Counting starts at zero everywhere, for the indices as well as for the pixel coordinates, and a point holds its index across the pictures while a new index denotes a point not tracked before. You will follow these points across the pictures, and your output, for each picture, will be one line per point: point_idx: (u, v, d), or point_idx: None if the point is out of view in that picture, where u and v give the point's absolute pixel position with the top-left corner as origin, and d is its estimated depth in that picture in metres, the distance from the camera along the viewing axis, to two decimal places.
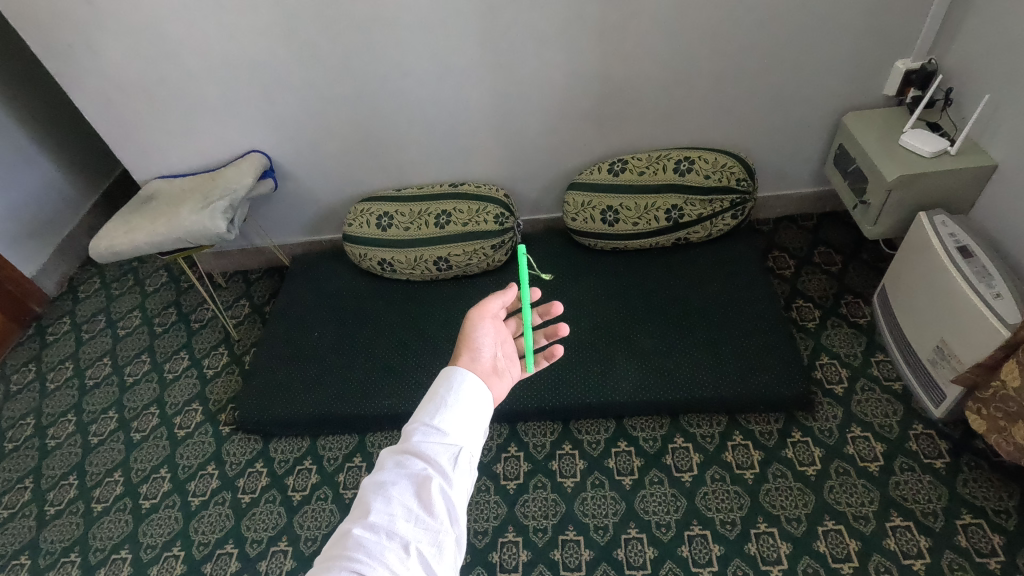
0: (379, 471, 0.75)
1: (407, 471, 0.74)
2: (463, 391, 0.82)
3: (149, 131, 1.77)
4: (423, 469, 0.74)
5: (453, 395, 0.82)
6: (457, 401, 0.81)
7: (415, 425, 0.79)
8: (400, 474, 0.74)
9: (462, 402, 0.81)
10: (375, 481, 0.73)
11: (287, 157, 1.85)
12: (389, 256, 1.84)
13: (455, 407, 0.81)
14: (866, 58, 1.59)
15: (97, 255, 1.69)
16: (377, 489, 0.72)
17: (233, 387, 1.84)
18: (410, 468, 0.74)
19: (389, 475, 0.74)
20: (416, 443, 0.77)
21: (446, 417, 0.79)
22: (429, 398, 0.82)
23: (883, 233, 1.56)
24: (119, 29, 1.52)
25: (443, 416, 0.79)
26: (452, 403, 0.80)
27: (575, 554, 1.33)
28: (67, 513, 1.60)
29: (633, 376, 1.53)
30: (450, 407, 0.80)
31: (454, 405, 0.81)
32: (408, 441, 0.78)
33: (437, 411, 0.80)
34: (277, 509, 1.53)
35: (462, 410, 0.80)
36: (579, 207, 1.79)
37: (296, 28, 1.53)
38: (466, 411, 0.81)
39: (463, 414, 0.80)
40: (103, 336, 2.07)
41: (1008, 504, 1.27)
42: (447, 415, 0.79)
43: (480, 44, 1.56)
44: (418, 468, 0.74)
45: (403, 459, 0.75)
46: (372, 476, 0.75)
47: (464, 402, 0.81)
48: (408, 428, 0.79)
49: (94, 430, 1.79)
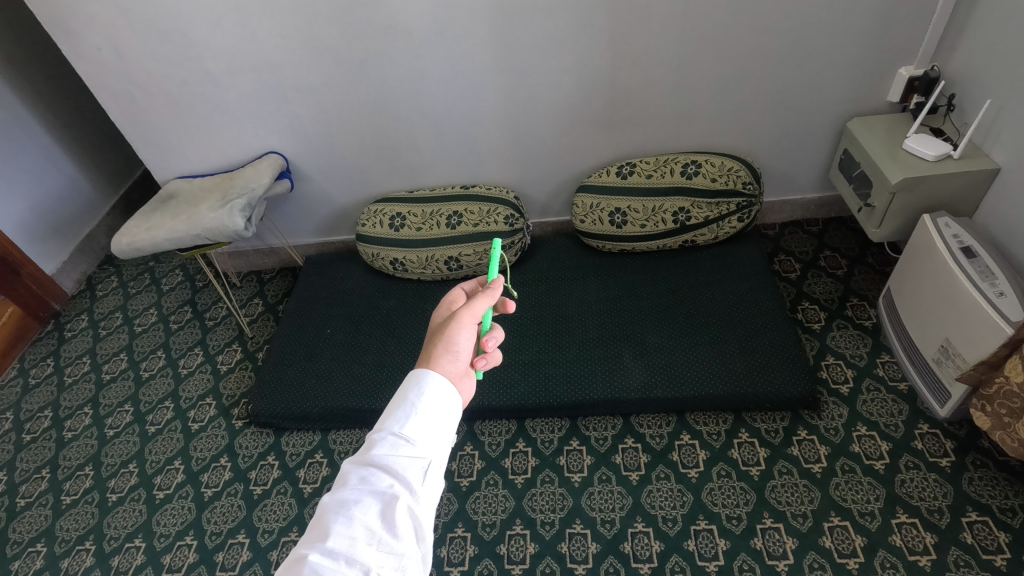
0: (340, 488, 0.72)
1: (369, 489, 0.71)
2: (435, 394, 0.79)
3: (171, 132, 1.83)
4: (388, 486, 0.71)
5: (422, 398, 0.79)
6: (425, 406, 0.78)
7: (379, 434, 0.75)
8: (364, 491, 0.71)
9: (432, 406, 0.79)
10: (335, 499, 0.70)
11: (303, 158, 1.90)
12: (401, 255, 1.88)
13: (423, 410, 0.78)
14: (869, 66, 1.63)
15: (118, 250, 1.74)
16: (337, 509, 0.69)
17: (246, 382, 1.87)
18: (374, 485, 0.71)
19: (352, 492, 0.71)
20: (380, 455, 0.73)
21: (411, 424, 0.76)
22: (394, 402, 0.79)
23: (887, 235, 1.58)
24: (146, 34, 1.59)
25: (409, 423, 0.76)
26: (418, 411, 0.77)
27: (582, 547, 1.35)
28: (82, 503, 1.63)
29: (640, 373, 1.55)
30: (419, 410, 0.78)
31: (422, 410, 0.78)
32: (371, 453, 0.74)
33: (404, 417, 0.77)
34: (289, 501, 1.55)
35: (429, 412, 0.78)
36: (588, 209, 1.82)
37: (316, 34, 1.58)
38: (434, 416, 0.78)
39: (431, 420, 0.78)
40: (120, 332, 2.11)
41: (1014, 502, 1.27)
42: (414, 423, 0.76)
43: (493, 50, 1.61)
44: (382, 485, 0.71)
45: (365, 475, 0.72)
46: (333, 493, 0.71)
47: (432, 406, 0.78)
48: (371, 437, 0.76)
49: (110, 423, 1.82)
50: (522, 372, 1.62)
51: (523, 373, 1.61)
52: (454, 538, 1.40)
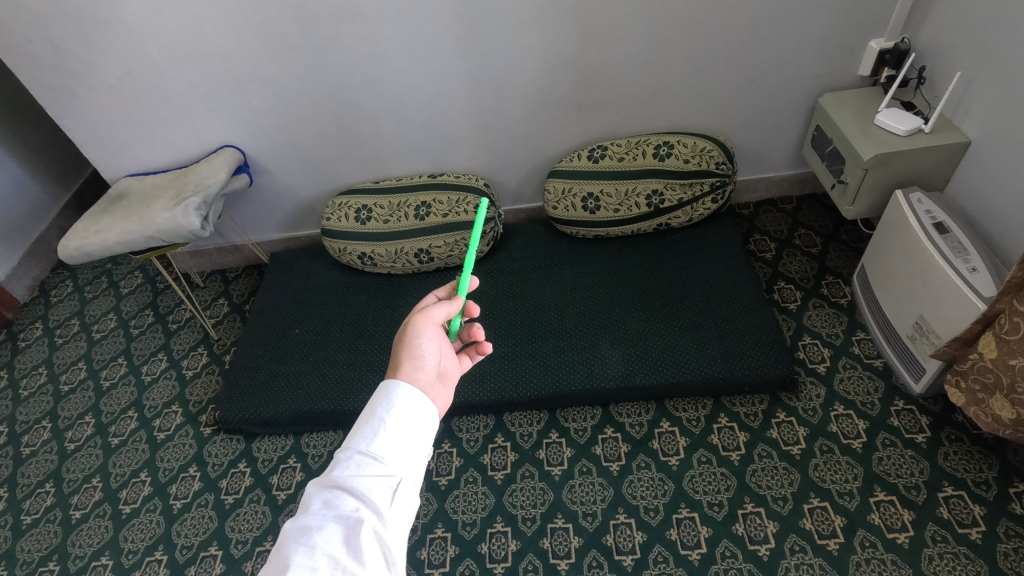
0: (303, 514, 0.67)
1: (334, 514, 0.66)
2: (405, 407, 0.76)
3: (117, 127, 1.73)
4: (353, 510, 0.67)
5: (391, 412, 0.75)
6: (396, 421, 0.74)
7: (345, 453, 0.71)
8: (328, 516, 0.66)
9: (403, 420, 0.75)
10: (297, 526, 0.65)
11: (261, 151, 1.81)
12: (369, 249, 1.81)
13: (393, 427, 0.74)
14: (840, 39, 1.60)
15: (66, 256, 1.64)
16: (299, 538, 0.64)
17: (214, 387, 1.80)
18: (339, 510, 0.67)
19: (315, 518, 0.66)
20: (344, 477, 0.69)
21: (380, 440, 0.72)
22: (362, 418, 0.74)
23: (860, 212, 1.57)
24: (81, 23, 1.47)
25: (377, 439, 0.72)
26: (386, 424, 0.73)
27: (563, 541, 1.33)
28: (44, 522, 1.56)
29: (618, 362, 1.53)
30: (388, 425, 0.73)
31: (391, 426, 0.74)
32: (336, 473, 0.69)
33: (373, 434, 0.72)
34: (262, 509, 1.50)
35: (399, 428, 0.74)
36: (560, 195, 1.77)
37: (265, 20, 1.49)
38: (405, 432, 0.74)
39: (399, 436, 0.74)
40: (78, 340, 2.01)
41: (988, 475, 1.29)
42: (383, 440, 0.72)
43: (454, 33, 1.54)
44: (347, 509, 0.67)
45: (330, 500, 0.68)
46: (295, 519, 0.67)
47: (403, 421, 0.75)
48: (336, 456, 0.71)
49: (71, 436, 1.74)
50: (498, 367, 1.58)
51: (500, 367, 1.58)
52: (434, 539, 1.37)
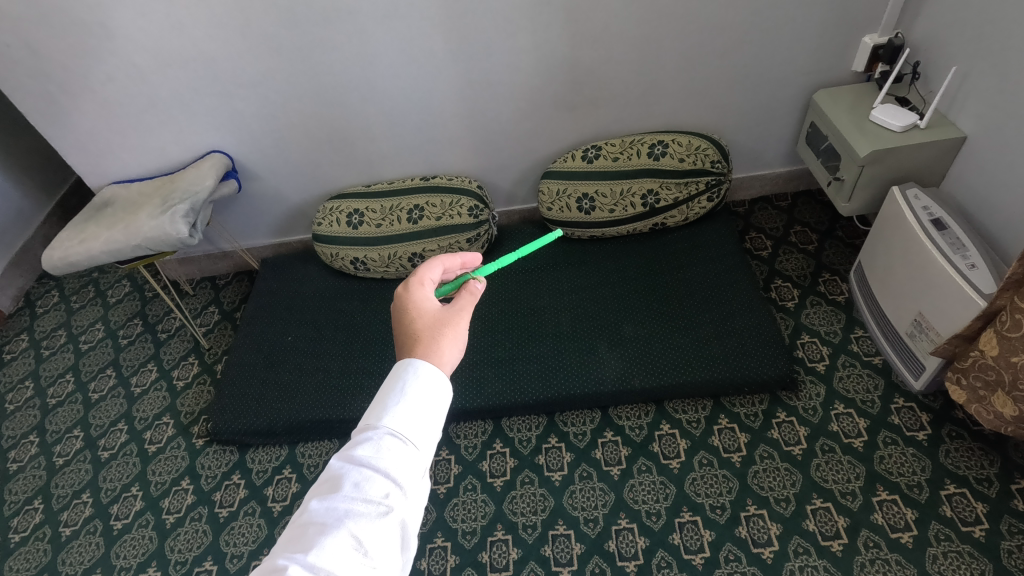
0: (330, 494, 0.65)
1: (361, 497, 0.65)
2: (432, 386, 0.74)
3: (100, 134, 1.69)
4: (380, 496, 0.65)
5: (418, 388, 0.73)
6: (424, 398, 0.73)
7: (372, 432, 0.69)
8: (355, 499, 0.65)
9: (428, 399, 0.73)
10: (324, 507, 0.64)
11: (249, 156, 1.77)
12: (361, 254, 1.78)
13: (421, 405, 0.72)
14: (834, 35, 1.58)
15: (50, 266, 1.60)
16: (325, 520, 0.63)
17: (206, 397, 1.77)
18: (366, 493, 0.65)
19: (342, 500, 0.65)
20: (371, 459, 0.67)
21: (408, 420, 0.70)
22: (387, 392, 0.72)
23: (856, 209, 1.56)
24: (60, 27, 1.43)
25: (406, 420, 0.70)
26: (411, 402, 0.72)
27: (565, 548, 1.31)
28: (33, 540, 1.52)
29: (616, 364, 1.51)
30: (415, 403, 0.72)
31: (420, 405, 0.72)
32: (362, 454, 0.67)
33: (400, 413, 0.70)
34: (257, 522, 1.47)
35: (426, 407, 0.72)
36: (555, 196, 1.75)
37: (251, 22, 1.46)
38: (429, 411, 0.72)
39: (426, 416, 0.72)
40: (65, 351, 1.97)
41: (990, 472, 1.28)
42: (411, 421, 0.70)
43: (444, 33, 1.51)
44: (374, 494, 0.65)
45: (356, 480, 0.66)
46: (321, 499, 0.65)
47: (430, 400, 0.73)
48: (363, 434, 0.69)
49: (59, 451, 1.70)
50: (495, 371, 1.56)
51: (497, 372, 1.56)
52: (434, 549, 1.35)
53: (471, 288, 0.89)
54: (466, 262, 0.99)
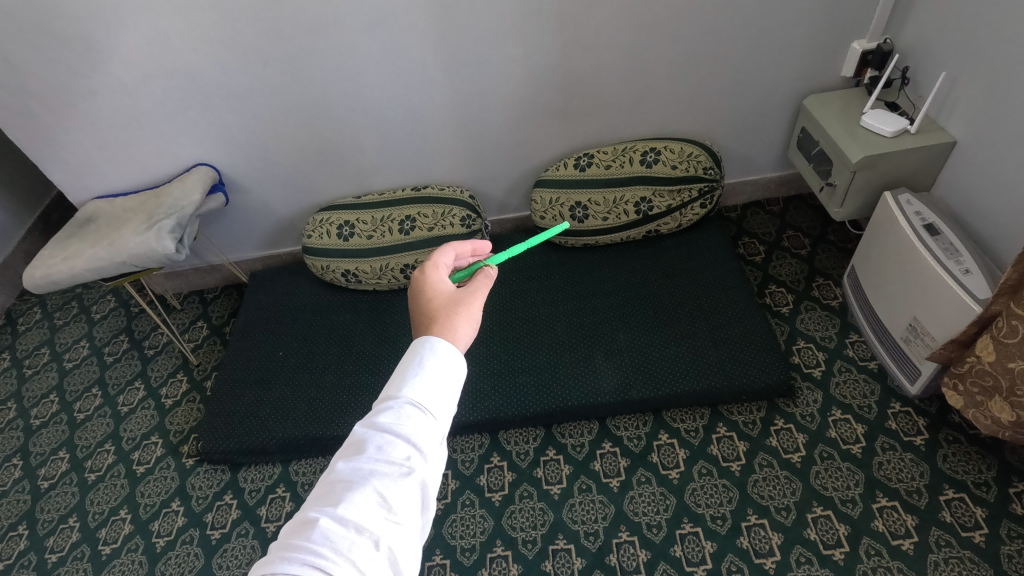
0: (355, 456, 0.66)
1: (384, 458, 0.65)
2: (449, 360, 0.73)
3: (82, 148, 1.65)
4: (403, 458, 0.66)
5: (435, 360, 0.72)
6: (442, 368, 0.72)
7: (393, 399, 0.69)
8: (379, 461, 0.65)
9: (446, 371, 0.72)
10: (350, 468, 0.65)
11: (237, 169, 1.74)
12: (353, 266, 1.76)
13: (439, 375, 0.72)
14: (823, 41, 1.59)
15: (32, 285, 1.56)
16: (351, 478, 0.64)
17: (195, 415, 1.73)
18: (389, 455, 0.66)
19: (367, 461, 0.65)
20: (394, 423, 0.67)
21: (428, 387, 0.70)
22: (406, 362, 0.72)
23: (848, 215, 1.57)
24: (39, 40, 1.40)
25: (425, 387, 0.70)
26: (430, 374, 0.71)
27: (566, 562, 1.30)
28: (17, 568, 1.48)
29: (613, 374, 1.50)
30: (433, 373, 0.71)
31: (438, 373, 0.72)
32: (385, 417, 0.68)
33: (419, 380, 0.70)
34: (251, 543, 1.44)
35: (444, 377, 0.72)
36: (547, 205, 1.74)
37: (237, 34, 1.43)
38: (447, 381, 0.72)
39: (445, 386, 0.72)
40: (49, 370, 1.92)
41: (987, 476, 1.28)
42: (430, 389, 0.70)
43: (434, 43, 1.49)
44: (397, 456, 0.66)
45: (379, 443, 0.67)
46: (346, 460, 0.66)
47: (447, 370, 0.73)
48: (384, 400, 0.69)
49: (44, 474, 1.66)
50: (492, 383, 1.54)
51: (493, 384, 1.54)
52: (433, 567, 1.32)
53: (485, 272, 0.89)
54: (476, 248, 1.00)
